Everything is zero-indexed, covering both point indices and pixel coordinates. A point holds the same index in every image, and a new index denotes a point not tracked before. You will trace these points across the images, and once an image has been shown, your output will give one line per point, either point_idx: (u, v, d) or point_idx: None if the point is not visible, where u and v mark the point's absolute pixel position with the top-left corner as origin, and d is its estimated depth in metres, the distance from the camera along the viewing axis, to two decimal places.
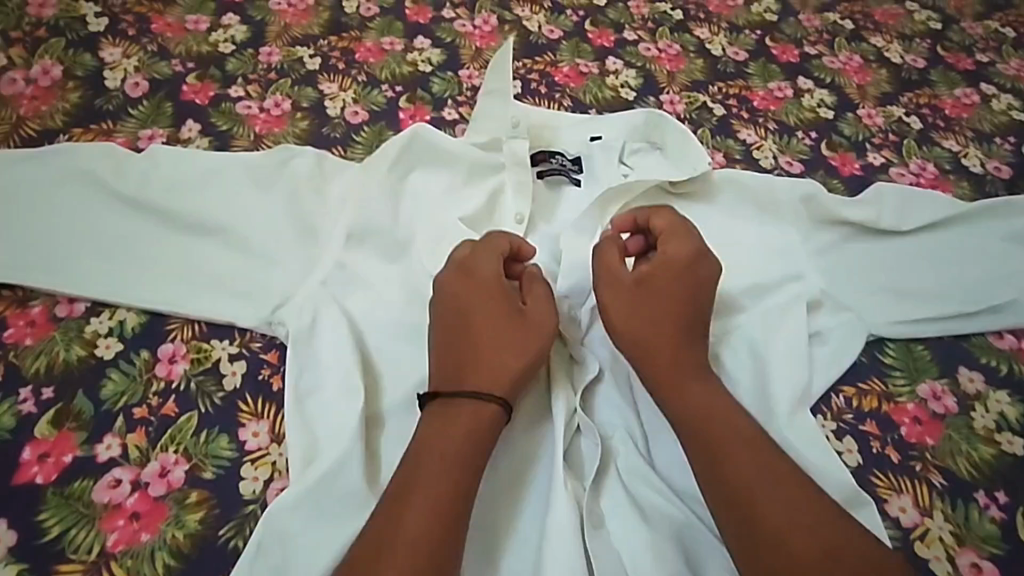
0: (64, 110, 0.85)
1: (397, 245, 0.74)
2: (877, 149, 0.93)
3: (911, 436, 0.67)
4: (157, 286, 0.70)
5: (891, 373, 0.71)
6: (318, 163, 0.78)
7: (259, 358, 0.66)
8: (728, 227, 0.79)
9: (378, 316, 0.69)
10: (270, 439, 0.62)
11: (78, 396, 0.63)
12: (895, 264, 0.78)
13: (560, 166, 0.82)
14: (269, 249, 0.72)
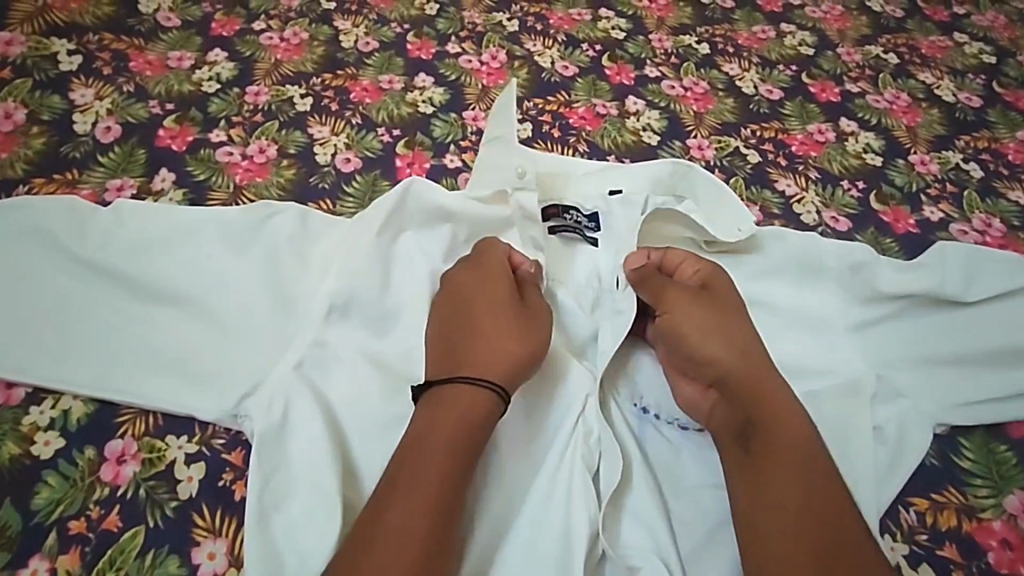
0: (26, 158, 0.77)
1: (387, 319, 0.64)
2: (934, 202, 0.82)
3: (1001, 564, 0.57)
4: (108, 369, 0.60)
5: (970, 482, 0.61)
6: (301, 220, 0.69)
7: (221, 459, 0.58)
8: (768, 299, 0.69)
9: (361, 407, 0.60)
10: (228, 563, 0.53)
11: (4, 506, 0.54)
12: (968, 344, 0.67)
13: (574, 222, 0.73)
14: (239, 323, 0.63)
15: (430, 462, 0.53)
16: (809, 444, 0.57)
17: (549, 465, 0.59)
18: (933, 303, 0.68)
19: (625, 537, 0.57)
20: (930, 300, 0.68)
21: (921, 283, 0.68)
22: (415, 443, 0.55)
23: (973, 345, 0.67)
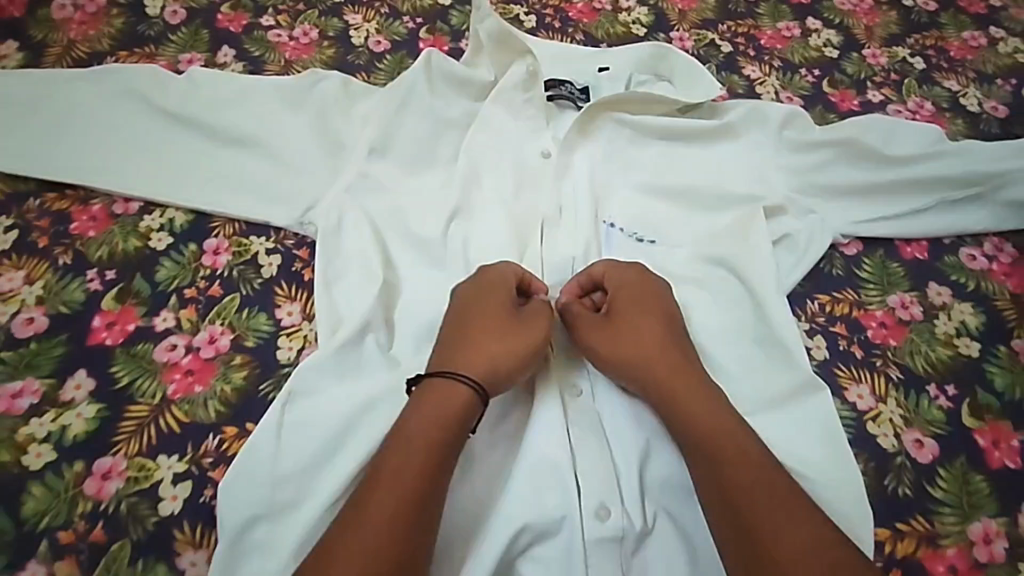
0: (111, 35, 0.93)
1: (417, 159, 0.80)
2: (877, 88, 0.96)
3: (876, 337, 0.72)
4: (200, 189, 0.77)
5: (864, 285, 0.76)
6: (344, 86, 0.85)
7: (292, 253, 0.74)
8: (726, 153, 0.83)
9: (392, 217, 0.76)
10: (302, 317, 0.70)
11: (137, 277, 0.72)
12: (888, 190, 0.80)
13: (569, 93, 0.87)
14: (296, 159, 0.79)
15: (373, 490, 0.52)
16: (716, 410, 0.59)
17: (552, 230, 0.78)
18: (861, 159, 0.81)
19: None
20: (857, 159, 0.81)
21: (853, 140, 0.81)
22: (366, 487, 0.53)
23: (897, 185, 0.80)
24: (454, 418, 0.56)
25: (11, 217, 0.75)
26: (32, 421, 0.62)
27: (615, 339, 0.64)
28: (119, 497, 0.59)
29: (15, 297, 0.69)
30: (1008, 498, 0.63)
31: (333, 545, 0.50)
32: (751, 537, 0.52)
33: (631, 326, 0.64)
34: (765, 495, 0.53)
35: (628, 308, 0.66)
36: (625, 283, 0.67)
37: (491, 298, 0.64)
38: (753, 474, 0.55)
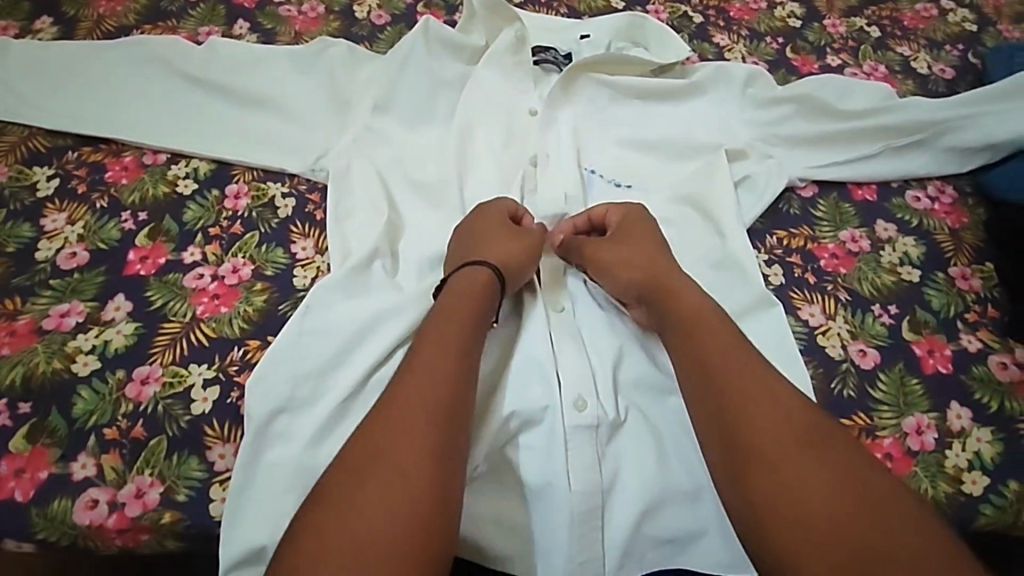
0: (136, 10, 1.01)
1: (415, 115, 0.89)
2: (836, 53, 1.05)
3: (828, 266, 0.81)
4: (221, 143, 0.86)
5: (818, 222, 0.85)
6: (349, 52, 0.93)
7: (305, 197, 0.83)
8: (696, 109, 0.92)
9: (394, 165, 0.84)
10: (315, 251, 0.78)
11: (166, 218, 0.80)
12: (840, 139, 0.88)
13: (553, 58, 0.96)
14: (307, 117, 0.88)
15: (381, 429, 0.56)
16: (721, 353, 0.62)
17: (538, 176, 0.86)
18: (819, 112, 0.89)
19: None
20: (815, 113, 0.89)
21: (811, 96, 0.89)
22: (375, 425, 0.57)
23: (848, 134, 0.88)
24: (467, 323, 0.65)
25: (53, 168, 0.84)
26: (79, 336, 0.70)
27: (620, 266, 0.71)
28: (156, 399, 0.67)
29: (59, 234, 0.78)
30: (938, 398, 0.70)
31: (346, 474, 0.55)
32: (746, 474, 0.56)
33: (627, 253, 0.72)
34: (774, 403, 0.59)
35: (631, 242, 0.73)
36: (629, 222, 0.75)
37: (491, 230, 0.73)
38: (758, 384, 0.60)
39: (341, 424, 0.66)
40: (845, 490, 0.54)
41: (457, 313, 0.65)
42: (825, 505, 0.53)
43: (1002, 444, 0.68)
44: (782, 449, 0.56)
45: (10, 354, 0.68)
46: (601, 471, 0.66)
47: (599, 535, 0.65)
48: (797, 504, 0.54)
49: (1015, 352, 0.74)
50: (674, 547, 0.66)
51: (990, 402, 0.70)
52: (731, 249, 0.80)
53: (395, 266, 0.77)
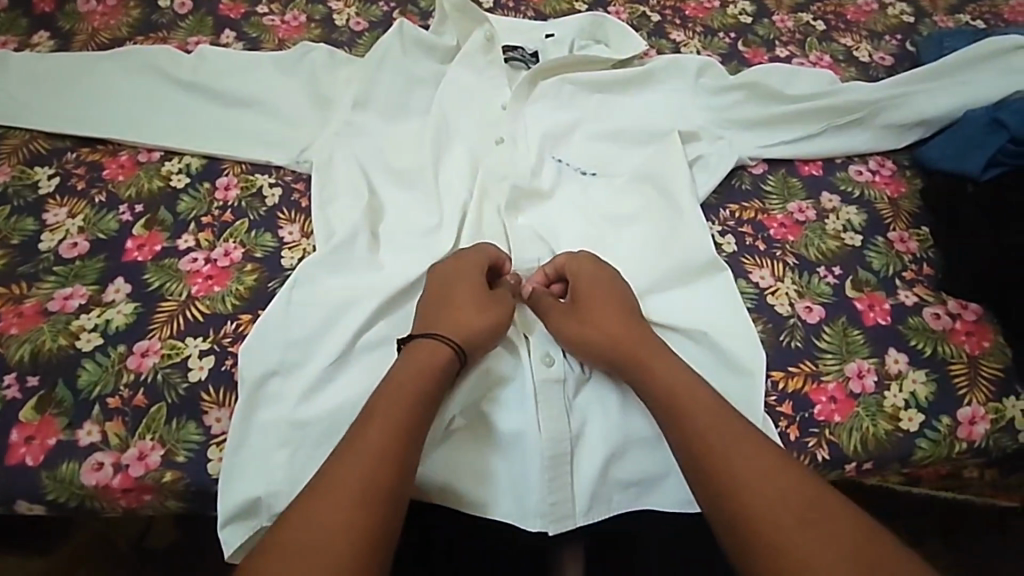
0: (128, 23, 1.08)
1: (392, 111, 0.95)
2: (784, 46, 1.13)
3: (777, 234, 0.87)
4: (211, 141, 0.92)
5: (769, 196, 0.92)
6: (330, 56, 0.99)
7: (291, 186, 0.89)
8: (653, 99, 0.99)
9: (373, 155, 0.90)
10: (301, 236, 0.84)
11: (161, 210, 0.86)
12: (788, 120, 0.95)
13: (521, 56, 1.03)
14: (290, 114, 0.94)
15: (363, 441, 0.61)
16: (685, 380, 0.68)
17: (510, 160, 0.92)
18: (767, 98, 0.96)
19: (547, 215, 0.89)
20: (763, 98, 0.96)
21: (760, 83, 0.96)
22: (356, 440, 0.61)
23: (795, 115, 0.95)
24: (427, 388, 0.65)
25: (53, 167, 0.89)
26: (82, 316, 0.75)
27: (574, 334, 0.73)
28: (156, 369, 0.72)
29: (61, 227, 0.83)
30: (877, 345, 0.77)
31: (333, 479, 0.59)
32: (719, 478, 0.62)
33: (595, 316, 0.73)
34: (770, 476, 0.60)
35: (592, 303, 0.73)
36: (583, 278, 0.76)
37: (463, 281, 0.74)
38: (740, 440, 0.63)
39: (331, 382, 0.72)
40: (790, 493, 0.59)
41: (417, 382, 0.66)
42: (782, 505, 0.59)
43: (935, 384, 0.75)
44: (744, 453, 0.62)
45: (18, 333, 0.74)
46: (570, 420, 0.72)
47: (569, 480, 0.71)
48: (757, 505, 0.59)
49: (947, 304, 0.81)
50: (640, 489, 0.72)
51: (924, 347, 0.77)
52: (688, 222, 0.86)
53: (375, 246, 0.83)
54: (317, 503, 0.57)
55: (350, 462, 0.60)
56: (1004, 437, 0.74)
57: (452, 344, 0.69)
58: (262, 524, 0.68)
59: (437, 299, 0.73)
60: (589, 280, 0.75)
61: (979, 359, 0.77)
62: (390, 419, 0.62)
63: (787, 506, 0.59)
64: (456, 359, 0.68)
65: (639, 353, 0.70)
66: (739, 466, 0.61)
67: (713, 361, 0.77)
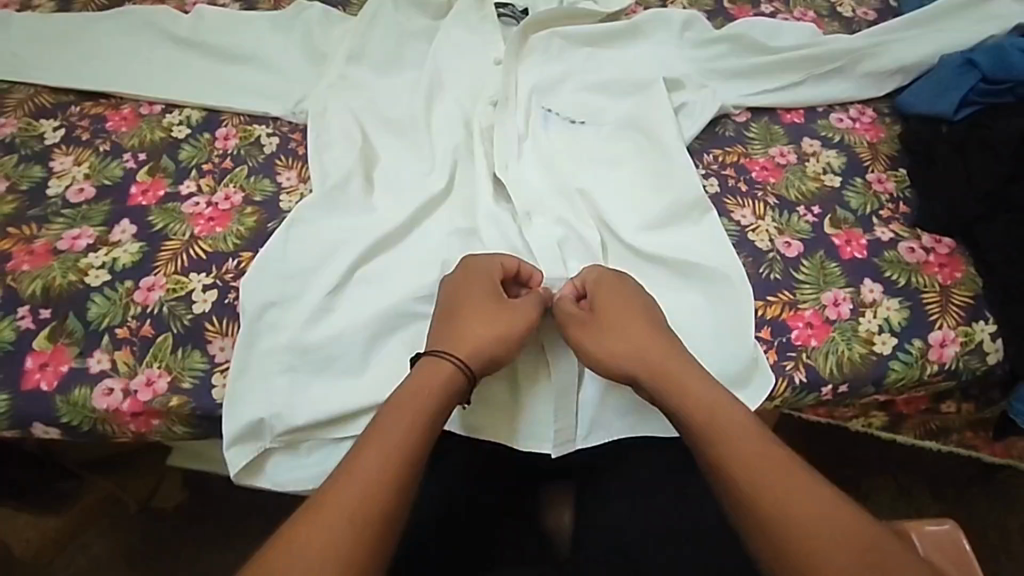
0: None
1: (385, 63, 0.97)
2: (770, 2, 1.14)
3: (759, 176, 0.90)
4: (209, 93, 0.94)
5: (751, 142, 0.94)
6: (325, 12, 1.00)
7: (289, 136, 0.92)
8: (641, 51, 1.00)
9: (367, 106, 0.93)
10: (299, 180, 0.87)
11: (164, 158, 0.89)
12: (772, 70, 0.97)
13: (511, 13, 1.03)
14: (286, 68, 0.95)
15: (343, 498, 0.58)
16: (716, 391, 0.67)
17: (504, 107, 0.93)
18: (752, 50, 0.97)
19: (535, 159, 0.90)
20: (747, 51, 0.98)
21: (743, 37, 0.98)
22: (329, 490, 0.59)
23: (778, 66, 0.97)
24: (414, 426, 0.63)
25: (58, 120, 0.92)
26: (90, 255, 0.79)
27: (603, 352, 0.71)
28: (162, 302, 0.76)
29: (67, 174, 0.87)
30: (853, 276, 0.81)
31: (300, 531, 0.57)
32: (742, 478, 0.61)
33: (629, 333, 0.71)
34: (783, 482, 0.60)
35: (618, 321, 0.72)
36: (613, 292, 0.74)
37: (472, 291, 0.72)
38: (755, 449, 0.62)
39: (330, 312, 0.76)
40: (807, 500, 0.59)
41: (396, 425, 0.63)
42: (794, 505, 0.59)
43: (908, 311, 0.79)
44: (761, 462, 0.61)
45: (30, 270, 0.78)
46: (574, 350, 0.76)
47: (571, 409, 0.76)
48: (779, 510, 0.59)
49: (922, 239, 0.85)
50: (637, 417, 0.76)
51: (898, 278, 0.81)
52: (674, 164, 0.88)
53: (368, 190, 0.85)
54: (286, 552, 0.56)
55: (316, 515, 0.58)
56: (973, 359, 0.78)
57: (457, 361, 0.68)
58: (266, 445, 0.73)
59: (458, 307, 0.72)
60: (622, 292, 0.74)
61: (952, 288, 0.81)
62: (360, 471, 0.60)
63: (801, 513, 0.58)
64: (463, 375, 0.68)
65: (671, 363, 0.69)
66: (757, 471, 0.61)
67: (695, 292, 0.81)
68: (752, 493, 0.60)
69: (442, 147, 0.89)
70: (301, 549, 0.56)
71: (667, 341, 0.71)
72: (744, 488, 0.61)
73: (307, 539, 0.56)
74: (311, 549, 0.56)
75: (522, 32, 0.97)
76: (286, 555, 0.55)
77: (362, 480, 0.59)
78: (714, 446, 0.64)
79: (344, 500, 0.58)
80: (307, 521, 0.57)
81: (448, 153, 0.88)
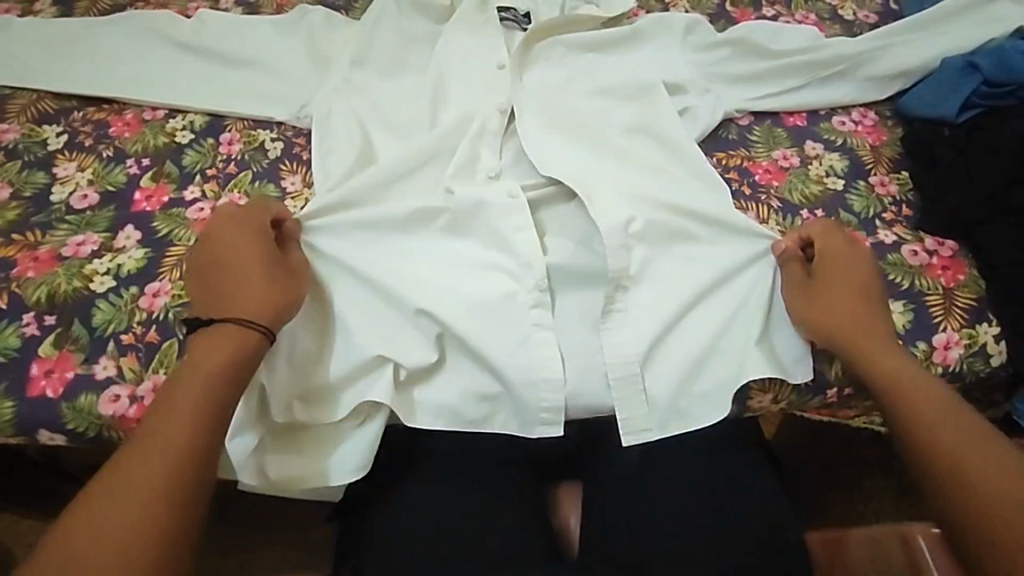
0: None
1: (388, 68, 0.97)
2: (771, 5, 1.14)
3: (762, 180, 0.91)
4: (212, 98, 0.94)
5: (754, 145, 0.94)
6: (327, 17, 1.00)
7: (293, 141, 0.92)
8: (643, 54, 0.99)
9: (370, 110, 0.93)
10: (303, 186, 0.88)
11: (167, 163, 0.89)
12: (774, 75, 0.97)
13: (513, 17, 1.03)
14: (288, 72, 0.95)
15: (141, 461, 0.61)
16: (904, 356, 0.72)
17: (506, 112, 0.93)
18: (755, 54, 0.97)
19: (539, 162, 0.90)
20: (752, 55, 0.97)
21: (747, 42, 0.97)
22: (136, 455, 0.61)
23: (780, 70, 0.96)
24: (222, 389, 0.65)
25: (61, 126, 0.92)
26: (95, 261, 0.79)
27: (813, 315, 0.76)
28: (167, 308, 0.76)
29: (71, 180, 0.87)
30: None
31: (109, 493, 0.59)
32: (926, 433, 0.66)
33: (830, 297, 0.76)
34: (970, 438, 0.64)
35: (835, 283, 0.76)
36: (835, 259, 0.78)
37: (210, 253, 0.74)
38: (937, 408, 0.67)
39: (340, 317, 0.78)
40: (991, 456, 0.63)
41: (195, 388, 0.65)
42: (982, 459, 0.63)
43: (912, 313, 0.80)
44: (950, 420, 0.66)
45: (34, 276, 0.78)
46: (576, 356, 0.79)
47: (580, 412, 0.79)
48: (970, 464, 0.63)
49: (924, 241, 0.85)
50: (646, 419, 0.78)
51: (902, 280, 0.82)
52: (677, 170, 0.89)
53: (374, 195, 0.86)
54: (92, 515, 0.58)
55: (123, 477, 0.60)
56: (977, 362, 0.79)
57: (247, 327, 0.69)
58: None
59: (197, 277, 0.74)
60: (861, 257, 0.78)
61: (955, 291, 0.82)
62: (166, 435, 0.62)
63: (993, 466, 0.62)
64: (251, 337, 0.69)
65: (868, 326, 0.74)
66: (946, 427, 0.65)
67: (700, 296, 0.81)
68: (943, 448, 0.64)
69: (447, 152, 0.89)
70: (105, 510, 0.58)
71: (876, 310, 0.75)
72: (932, 444, 0.65)
73: (113, 498, 0.59)
74: (118, 508, 0.58)
75: (526, 41, 0.98)
76: (97, 516, 0.58)
77: (166, 443, 0.62)
78: (905, 405, 0.68)
79: (154, 462, 0.61)
80: (114, 485, 0.60)
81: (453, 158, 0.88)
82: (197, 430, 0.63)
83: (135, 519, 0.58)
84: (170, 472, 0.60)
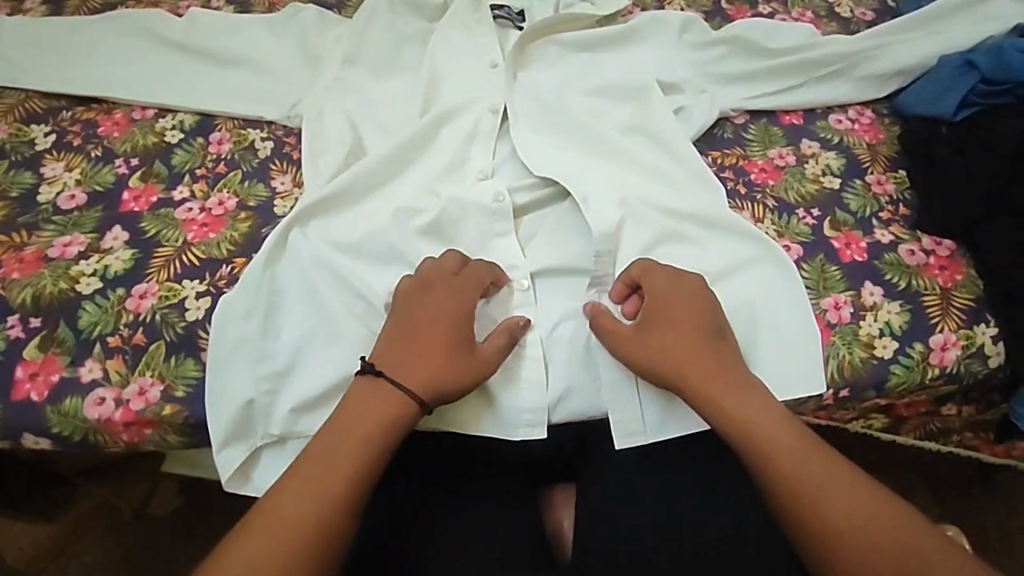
0: None
1: (379, 67, 0.96)
2: (768, 3, 1.12)
3: (757, 179, 0.90)
4: (202, 98, 0.93)
5: (750, 144, 0.93)
6: (319, 15, 0.98)
7: (283, 140, 0.91)
8: (639, 52, 0.98)
9: (361, 110, 0.92)
10: (293, 185, 0.87)
11: (156, 163, 0.88)
12: (770, 73, 0.96)
13: (507, 15, 1.01)
14: (279, 71, 0.94)
15: (311, 482, 0.62)
16: (755, 389, 0.69)
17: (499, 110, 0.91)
18: (751, 53, 0.96)
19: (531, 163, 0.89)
20: (749, 54, 0.96)
21: (744, 41, 0.95)
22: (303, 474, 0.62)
23: (777, 68, 0.95)
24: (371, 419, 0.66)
25: (49, 125, 0.91)
26: (81, 262, 0.78)
27: (647, 353, 0.72)
28: (154, 310, 0.75)
29: (58, 180, 0.86)
30: (853, 280, 0.81)
31: (272, 514, 0.60)
32: (779, 471, 0.63)
33: (664, 332, 0.72)
34: (823, 470, 0.63)
35: (658, 320, 0.73)
36: (659, 291, 0.75)
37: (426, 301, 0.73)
38: (788, 442, 0.64)
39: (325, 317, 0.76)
40: (843, 488, 0.62)
41: (373, 407, 0.66)
42: (835, 493, 0.61)
43: (909, 313, 0.79)
44: (802, 456, 0.64)
45: (20, 278, 0.77)
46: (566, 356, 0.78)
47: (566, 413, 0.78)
48: (822, 503, 0.61)
49: (921, 242, 0.84)
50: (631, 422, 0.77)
51: (898, 280, 0.81)
52: (672, 168, 0.88)
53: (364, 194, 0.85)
54: (270, 533, 0.59)
55: (285, 496, 0.61)
56: (974, 363, 0.78)
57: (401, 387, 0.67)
58: (255, 443, 0.74)
59: (402, 336, 0.71)
60: (684, 284, 0.75)
61: (952, 291, 0.81)
62: (333, 452, 0.64)
63: (843, 499, 0.61)
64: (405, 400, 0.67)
65: (718, 359, 0.71)
66: (799, 463, 0.63)
67: None
68: (794, 487, 0.62)
69: (438, 151, 0.88)
70: (280, 527, 0.59)
71: (717, 340, 0.72)
72: (789, 486, 0.63)
73: (282, 516, 0.60)
74: (288, 525, 0.59)
75: (521, 41, 0.96)
76: (263, 534, 0.59)
77: (329, 461, 0.63)
78: (758, 445, 0.65)
79: (319, 478, 0.62)
80: (280, 504, 0.60)
81: (443, 158, 0.87)
82: (371, 447, 0.64)
83: (305, 535, 0.59)
84: (347, 484, 0.62)
